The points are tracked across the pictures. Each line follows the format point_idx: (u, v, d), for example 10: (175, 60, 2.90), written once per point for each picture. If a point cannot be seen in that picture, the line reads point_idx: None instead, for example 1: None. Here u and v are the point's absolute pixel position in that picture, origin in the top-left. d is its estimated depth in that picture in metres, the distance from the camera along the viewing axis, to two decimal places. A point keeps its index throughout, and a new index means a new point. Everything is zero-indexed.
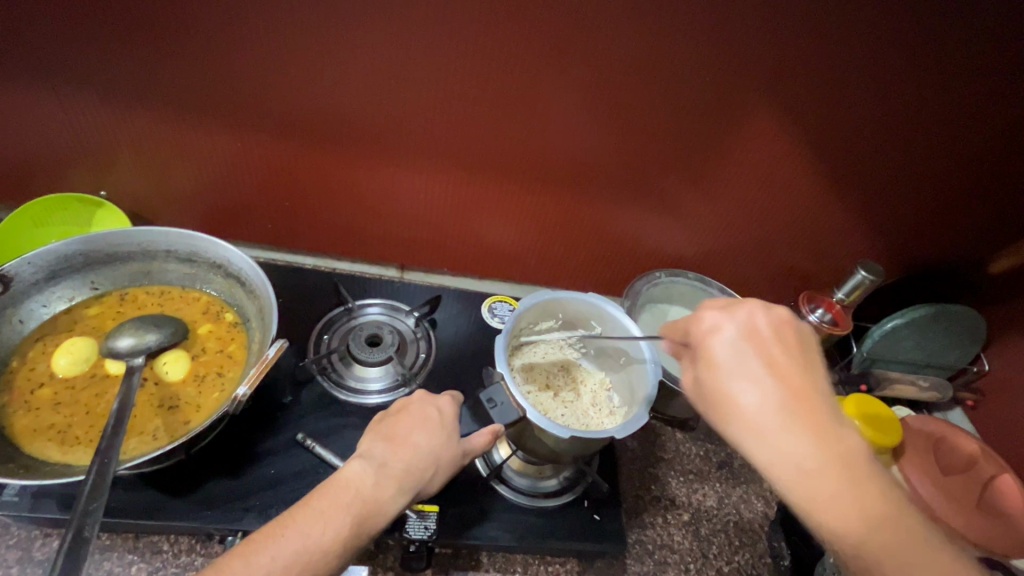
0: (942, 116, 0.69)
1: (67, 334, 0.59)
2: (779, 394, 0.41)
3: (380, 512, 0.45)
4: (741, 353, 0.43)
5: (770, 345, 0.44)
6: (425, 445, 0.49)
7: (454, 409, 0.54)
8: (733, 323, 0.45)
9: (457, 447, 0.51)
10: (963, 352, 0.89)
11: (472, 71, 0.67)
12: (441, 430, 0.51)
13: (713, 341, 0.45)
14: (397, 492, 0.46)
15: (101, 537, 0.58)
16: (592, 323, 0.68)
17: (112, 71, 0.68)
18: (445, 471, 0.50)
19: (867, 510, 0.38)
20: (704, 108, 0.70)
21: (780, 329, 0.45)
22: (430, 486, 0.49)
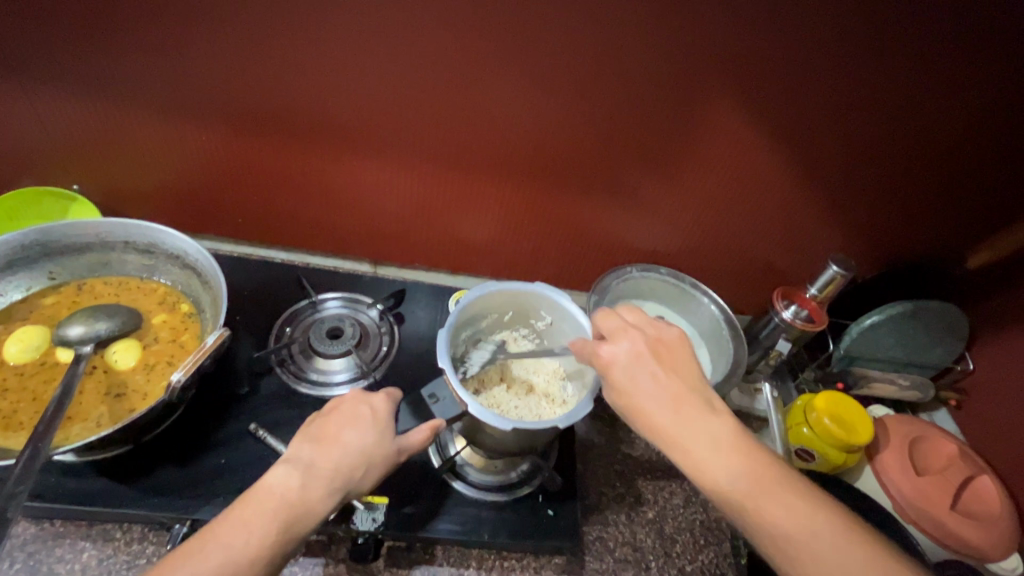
0: (908, 108, 0.67)
1: (22, 323, 0.60)
2: (667, 405, 0.46)
3: (309, 513, 0.44)
4: (631, 375, 0.48)
5: (653, 359, 0.49)
6: (355, 443, 0.48)
7: (389, 405, 0.52)
8: (623, 350, 0.50)
9: (391, 444, 0.50)
10: (945, 350, 0.87)
11: (427, 65, 0.67)
12: (374, 427, 0.49)
13: (613, 369, 0.49)
14: (326, 493, 0.45)
15: (55, 524, 0.59)
16: (545, 314, 0.67)
17: (75, 67, 0.69)
18: (378, 468, 0.48)
19: (757, 490, 0.42)
20: (663, 101, 0.69)
21: (660, 346, 0.50)
22: (361, 484, 0.47)
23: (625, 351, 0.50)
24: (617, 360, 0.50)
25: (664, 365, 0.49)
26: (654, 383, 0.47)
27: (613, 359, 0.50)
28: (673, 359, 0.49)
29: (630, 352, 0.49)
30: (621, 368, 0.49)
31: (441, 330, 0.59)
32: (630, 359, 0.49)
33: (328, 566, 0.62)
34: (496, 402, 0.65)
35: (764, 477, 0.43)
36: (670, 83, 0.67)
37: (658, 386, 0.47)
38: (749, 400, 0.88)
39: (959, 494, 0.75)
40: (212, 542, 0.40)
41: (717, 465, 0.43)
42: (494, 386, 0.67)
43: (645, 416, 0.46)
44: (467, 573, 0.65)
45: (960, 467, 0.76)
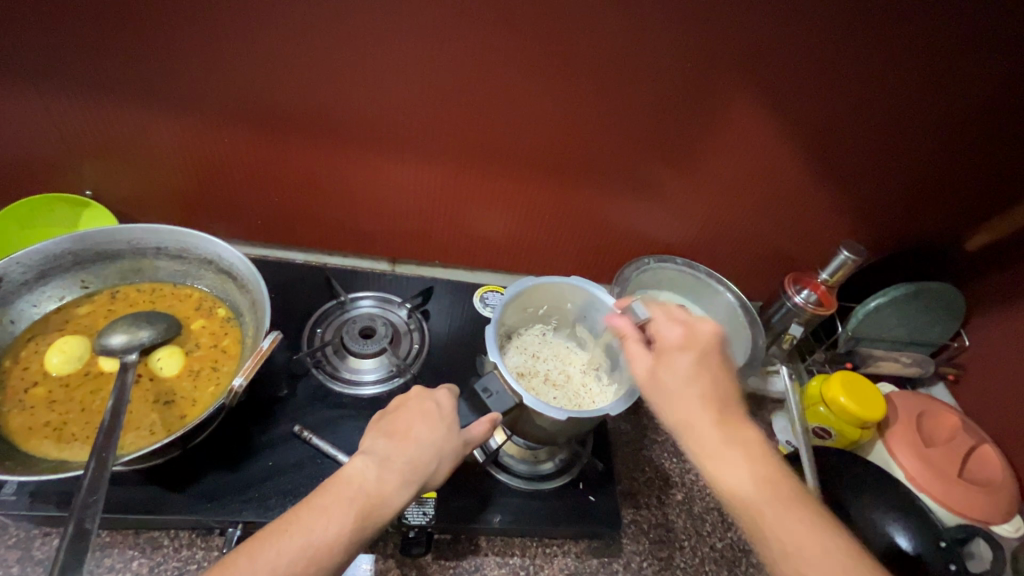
0: (916, 99, 0.71)
1: (59, 333, 0.59)
2: (688, 396, 0.51)
3: (386, 504, 0.45)
4: (674, 358, 0.54)
5: (695, 354, 0.54)
6: (426, 437, 0.50)
7: (452, 401, 0.54)
8: (676, 338, 0.55)
9: (457, 437, 0.51)
10: (944, 328, 0.91)
11: (455, 65, 0.68)
12: (441, 422, 0.51)
13: (662, 347, 0.55)
14: (401, 483, 0.46)
15: (102, 534, 0.58)
16: (580, 308, 0.70)
17: (93, 71, 0.67)
18: (449, 462, 0.50)
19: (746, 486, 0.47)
20: (686, 96, 0.71)
21: (706, 346, 0.54)
22: (434, 478, 0.49)
23: (674, 336, 0.55)
24: (667, 342, 0.55)
25: (706, 361, 0.53)
26: (683, 366, 0.53)
27: (663, 339, 0.56)
28: (724, 362, 0.54)
29: (678, 341, 0.55)
30: (670, 350, 0.55)
31: (487, 327, 0.61)
32: (678, 344, 0.54)
33: (378, 561, 0.63)
34: (537, 394, 0.66)
35: (769, 485, 0.47)
36: (691, 78, 0.69)
37: (689, 374, 0.52)
38: (763, 382, 0.91)
39: (965, 462, 0.80)
40: (294, 527, 0.42)
41: (718, 459, 0.48)
42: (534, 378, 0.68)
43: (669, 397, 0.52)
44: (512, 561, 0.67)
45: (964, 437, 0.81)
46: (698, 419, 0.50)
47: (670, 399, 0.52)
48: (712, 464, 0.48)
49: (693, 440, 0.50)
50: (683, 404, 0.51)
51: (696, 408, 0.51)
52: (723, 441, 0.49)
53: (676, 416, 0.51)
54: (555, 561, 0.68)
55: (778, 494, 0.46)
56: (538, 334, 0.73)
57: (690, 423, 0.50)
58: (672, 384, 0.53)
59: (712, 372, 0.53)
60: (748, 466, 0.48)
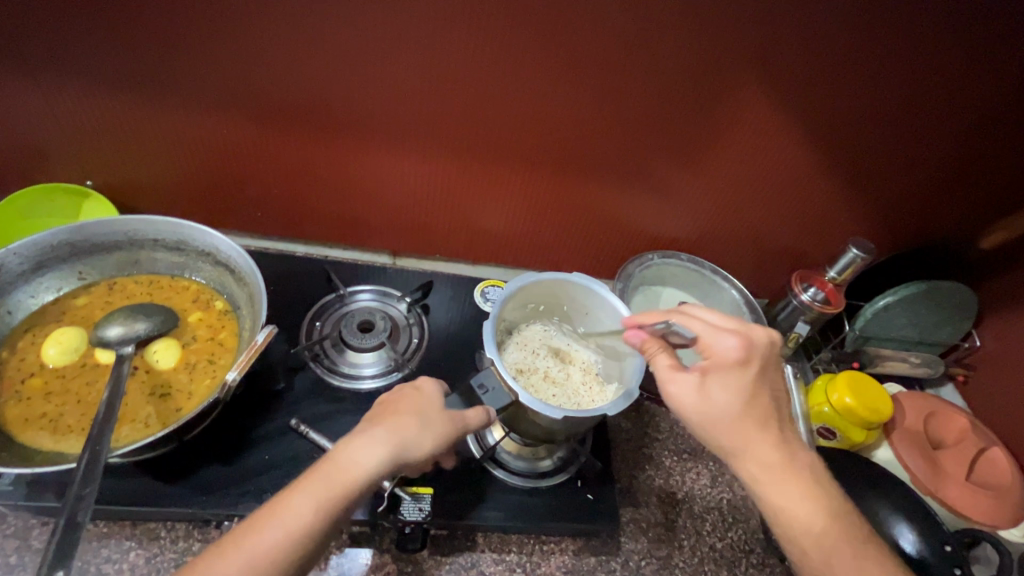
0: (932, 93, 0.68)
1: (56, 325, 0.59)
2: (739, 417, 0.50)
3: (357, 469, 0.45)
4: (728, 376, 0.51)
5: (752, 368, 0.51)
6: (398, 410, 0.50)
7: (439, 388, 0.55)
8: (732, 353, 0.52)
9: (434, 409, 0.51)
10: (954, 328, 0.90)
11: (456, 55, 0.66)
12: (424, 401, 0.52)
13: (714, 361, 0.52)
14: (377, 447, 0.47)
15: (99, 525, 0.59)
16: (581, 304, 0.70)
17: (90, 59, 0.67)
18: (425, 429, 0.49)
19: (812, 523, 0.48)
20: (692, 88, 0.69)
21: (761, 360, 0.53)
22: (411, 445, 0.48)
23: (732, 350, 0.52)
24: (724, 357, 0.52)
25: (760, 378, 0.52)
26: (738, 385, 0.51)
27: (714, 355, 0.52)
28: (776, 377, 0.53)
29: (733, 355, 0.52)
30: (725, 367, 0.51)
31: (486, 322, 0.60)
32: (734, 360, 0.51)
33: (373, 555, 0.63)
34: (537, 390, 0.65)
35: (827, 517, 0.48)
36: (699, 70, 0.67)
37: (744, 393, 0.50)
38: None
39: (973, 465, 0.78)
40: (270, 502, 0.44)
41: (779, 491, 0.49)
42: (533, 375, 0.67)
43: (721, 419, 0.50)
44: (509, 558, 0.66)
45: (973, 440, 0.79)
46: (755, 441, 0.49)
47: (725, 421, 0.50)
48: (779, 491, 0.49)
49: (756, 465, 0.49)
50: (740, 425, 0.50)
51: (755, 430, 0.50)
52: (782, 466, 0.49)
53: (733, 437, 0.50)
54: (552, 558, 0.67)
55: (843, 528, 0.48)
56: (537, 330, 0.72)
57: (745, 449, 0.50)
58: (725, 405, 0.50)
59: (766, 388, 0.52)
60: (809, 495, 0.49)
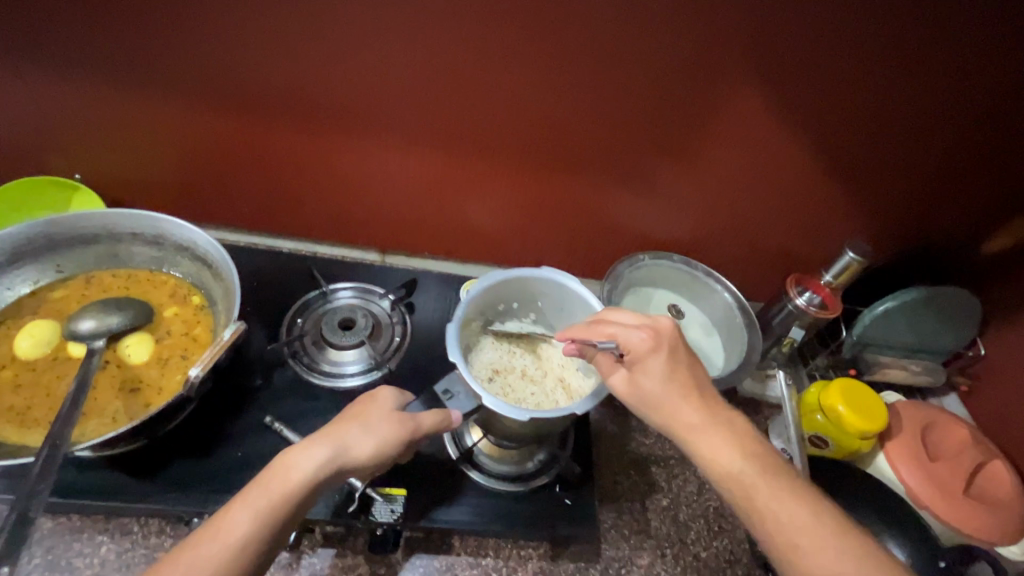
0: (931, 90, 0.66)
1: (31, 317, 0.59)
2: (669, 403, 0.51)
3: (298, 470, 0.45)
4: (645, 366, 0.52)
5: (663, 354, 0.52)
6: (346, 415, 0.51)
7: (398, 392, 0.55)
8: (637, 345, 0.53)
9: (381, 411, 0.52)
10: (958, 336, 0.86)
11: (439, 50, 0.65)
12: (377, 404, 0.53)
13: (631, 356, 0.53)
14: (319, 449, 0.47)
15: (72, 518, 0.59)
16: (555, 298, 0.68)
17: (75, 52, 0.67)
18: (370, 431, 0.50)
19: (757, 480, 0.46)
20: (681, 84, 0.67)
21: (670, 342, 0.53)
22: (354, 446, 0.48)
23: (638, 343, 0.53)
24: (637, 349, 0.53)
25: (673, 361, 0.52)
26: (655, 373, 0.52)
27: (629, 349, 0.53)
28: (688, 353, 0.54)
29: (642, 347, 0.53)
30: (638, 360, 0.53)
31: (448, 326, 0.60)
32: (643, 352, 0.53)
33: (345, 556, 0.62)
34: (514, 390, 0.65)
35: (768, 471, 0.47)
36: (689, 67, 0.65)
37: (663, 377, 0.51)
38: (761, 387, 0.89)
39: (972, 478, 0.75)
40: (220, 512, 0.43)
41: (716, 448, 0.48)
42: (510, 375, 0.67)
43: (654, 409, 0.51)
44: (484, 562, 0.65)
45: (973, 452, 0.76)
46: (674, 411, 0.50)
47: (650, 405, 0.52)
48: (699, 446, 0.49)
49: (674, 428, 0.50)
50: (659, 404, 0.51)
51: (671, 403, 0.51)
52: (701, 423, 0.50)
53: (657, 415, 0.51)
54: (529, 563, 0.66)
55: (761, 466, 0.47)
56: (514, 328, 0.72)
57: (680, 423, 0.50)
58: (649, 391, 0.52)
59: (687, 366, 0.52)
60: (724, 446, 0.48)
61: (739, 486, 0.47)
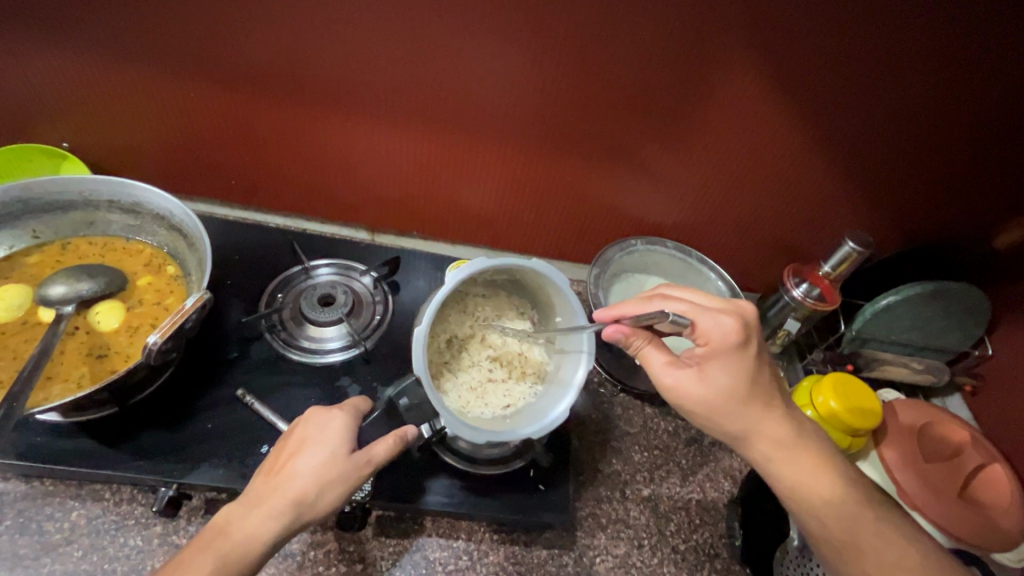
0: (943, 72, 0.62)
1: (5, 281, 0.61)
2: (739, 403, 0.52)
3: (250, 537, 0.47)
4: (725, 361, 0.52)
5: (745, 349, 0.52)
6: (303, 468, 0.50)
7: (347, 423, 0.53)
8: (723, 338, 0.52)
9: (342, 463, 0.51)
10: (964, 334, 0.83)
11: (421, 22, 0.62)
12: (326, 446, 0.51)
13: (710, 349, 0.52)
14: (272, 516, 0.47)
15: (45, 482, 0.59)
16: (533, 281, 0.69)
17: (52, 20, 0.65)
18: (332, 489, 0.50)
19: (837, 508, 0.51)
20: (676, 62, 0.64)
21: (751, 336, 0.53)
22: (316, 506, 0.49)
23: (723, 336, 0.52)
24: (723, 344, 0.52)
25: (755, 357, 0.53)
26: (732, 371, 0.52)
27: (709, 340, 0.52)
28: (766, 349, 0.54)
29: (727, 340, 0.52)
30: (720, 351, 0.52)
31: (418, 327, 0.58)
32: (729, 343, 0.52)
33: (315, 532, 0.62)
34: (469, 356, 0.71)
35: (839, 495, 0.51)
36: (686, 42, 0.62)
37: (743, 375, 0.52)
38: None
39: (968, 481, 0.72)
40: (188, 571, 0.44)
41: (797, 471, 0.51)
42: (469, 340, 0.72)
43: (725, 412, 0.52)
44: (456, 544, 0.64)
45: (971, 454, 0.73)
46: (763, 420, 0.52)
47: (727, 405, 0.51)
48: (786, 464, 0.52)
49: (766, 444, 0.52)
50: (742, 407, 0.51)
51: (761, 411, 0.52)
52: (790, 443, 0.52)
53: (742, 422, 0.52)
54: (501, 548, 0.65)
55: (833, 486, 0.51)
56: (483, 290, 0.75)
57: (754, 431, 0.52)
58: (727, 388, 0.51)
59: (760, 363, 0.53)
60: (816, 469, 0.52)
61: (827, 504, 0.51)
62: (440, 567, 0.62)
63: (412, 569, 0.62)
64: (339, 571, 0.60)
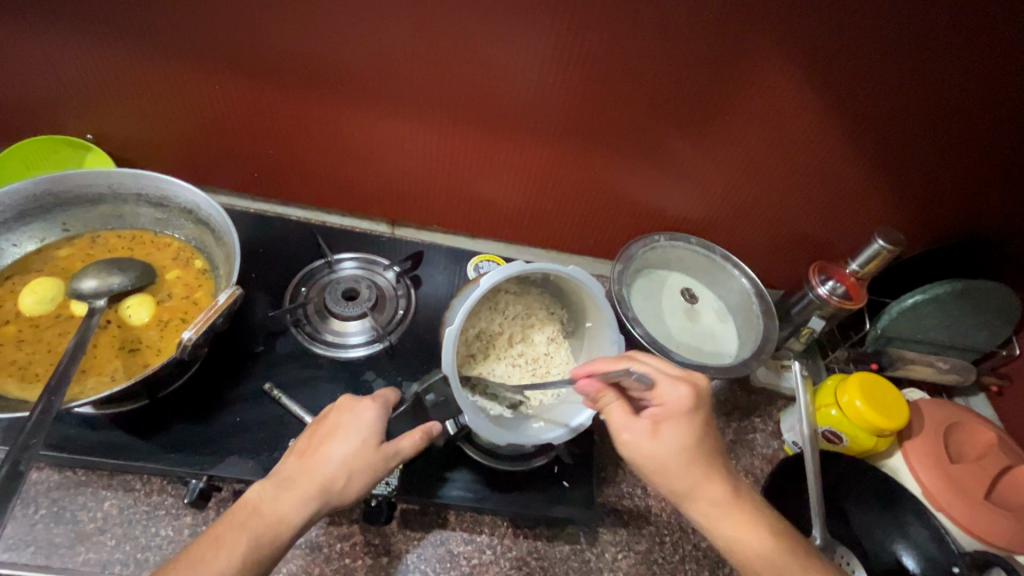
0: (984, 69, 0.60)
1: (36, 274, 0.62)
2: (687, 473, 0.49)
3: (283, 528, 0.47)
4: (677, 423, 0.51)
5: (695, 414, 0.52)
6: (335, 455, 0.50)
7: (378, 414, 0.54)
8: (675, 401, 0.52)
9: (374, 454, 0.51)
10: (993, 334, 0.81)
11: (447, 15, 0.61)
12: (357, 435, 0.51)
13: (668, 411, 0.52)
14: (301, 506, 0.47)
15: (78, 473, 0.59)
16: (567, 284, 0.69)
17: (76, 12, 0.65)
18: (362, 477, 0.50)
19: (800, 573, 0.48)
20: (706, 55, 0.62)
21: (701, 401, 0.53)
22: (346, 496, 0.49)
23: (677, 398, 0.52)
24: (674, 405, 0.52)
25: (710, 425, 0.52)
26: (681, 435, 0.50)
27: (665, 401, 0.53)
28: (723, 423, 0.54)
29: (678, 402, 0.52)
30: (676, 413, 0.52)
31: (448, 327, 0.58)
32: (684, 407, 0.52)
33: (341, 525, 0.62)
34: (494, 352, 0.70)
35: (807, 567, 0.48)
36: (717, 33, 0.60)
37: (694, 439, 0.51)
38: (775, 376, 0.86)
39: (996, 483, 0.71)
40: (223, 552, 0.44)
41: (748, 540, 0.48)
42: (497, 336, 0.72)
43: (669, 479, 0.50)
44: (480, 538, 0.65)
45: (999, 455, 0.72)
46: (706, 483, 0.49)
47: (680, 467, 0.49)
48: (726, 524, 0.49)
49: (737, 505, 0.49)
50: (694, 470, 0.49)
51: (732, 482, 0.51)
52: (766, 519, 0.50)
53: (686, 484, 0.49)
54: (524, 543, 0.65)
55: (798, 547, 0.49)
56: (513, 287, 0.75)
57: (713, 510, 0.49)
58: (679, 449, 0.50)
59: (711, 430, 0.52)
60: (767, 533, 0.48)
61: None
62: (464, 561, 0.63)
63: (437, 563, 0.62)
64: (365, 563, 0.61)
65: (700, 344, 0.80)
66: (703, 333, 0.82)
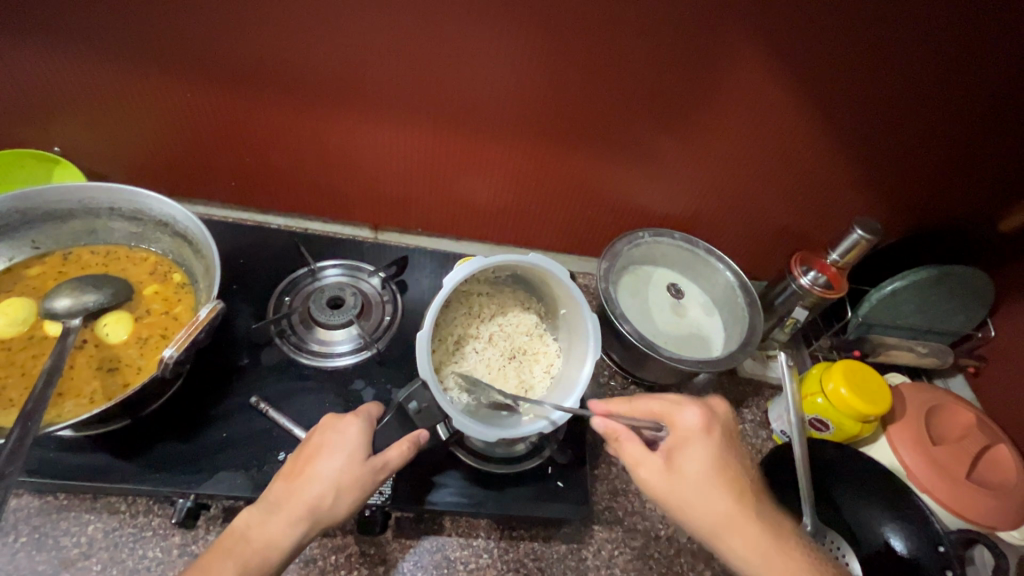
0: (949, 59, 0.61)
1: (7, 294, 0.61)
2: (713, 500, 0.48)
3: (275, 546, 0.46)
4: (694, 447, 0.50)
5: (711, 436, 0.51)
6: (321, 474, 0.49)
7: (362, 429, 0.53)
8: (694, 428, 0.51)
9: (361, 468, 0.50)
10: (968, 316, 0.83)
11: (421, 19, 0.61)
12: (342, 452, 0.51)
13: (685, 443, 0.51)
14: (291, 523, 0.47)
15: (59, 497, 0.58)
16: (533, 274, 0.70)
17: (38, 23, 0.63)
18: (352, 493, 0.49)
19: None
20: (682, 53, 0.63)
21: (717, 426, 0.52)
22: (336, 512, 0.49)
23: (695, 422, 0.52)
24: (689, 429, 0.51)
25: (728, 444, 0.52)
26: (699, 459, 0.50)
27: (680, 427, 0.52)
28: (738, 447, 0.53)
29: (696, 427, 0.52)
30: (695, 436, 0.51)
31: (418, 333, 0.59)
32: (703, 431, 0.51)
33: (336, 536, 0.62)
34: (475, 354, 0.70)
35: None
36: (692, 32, 0.61)
37: (711, 462, 0.50)
38: (761, 367, 0.87)
39: (975, 463, 0.73)
40: None
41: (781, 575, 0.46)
42: (476, 339, 0.71)
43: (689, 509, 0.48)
44: (476, 542, 0.64)
45: (978, 436, 0.74)
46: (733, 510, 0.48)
47: (704, 491, 0.48)
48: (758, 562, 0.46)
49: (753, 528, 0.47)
50: (717, 492, 0.48)
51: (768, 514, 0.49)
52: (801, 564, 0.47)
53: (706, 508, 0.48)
54: (520, 545, 0.65)
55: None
56: (486, 289, 0.75)
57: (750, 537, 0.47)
58: (699, 474, 0.49)
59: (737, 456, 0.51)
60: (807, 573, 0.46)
61: None
62: (462, 566, 0.63)
63: (434, 569, 0.62)
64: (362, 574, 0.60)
65: (687, 338, 0.81)
66: (689, 326, 0.83)
